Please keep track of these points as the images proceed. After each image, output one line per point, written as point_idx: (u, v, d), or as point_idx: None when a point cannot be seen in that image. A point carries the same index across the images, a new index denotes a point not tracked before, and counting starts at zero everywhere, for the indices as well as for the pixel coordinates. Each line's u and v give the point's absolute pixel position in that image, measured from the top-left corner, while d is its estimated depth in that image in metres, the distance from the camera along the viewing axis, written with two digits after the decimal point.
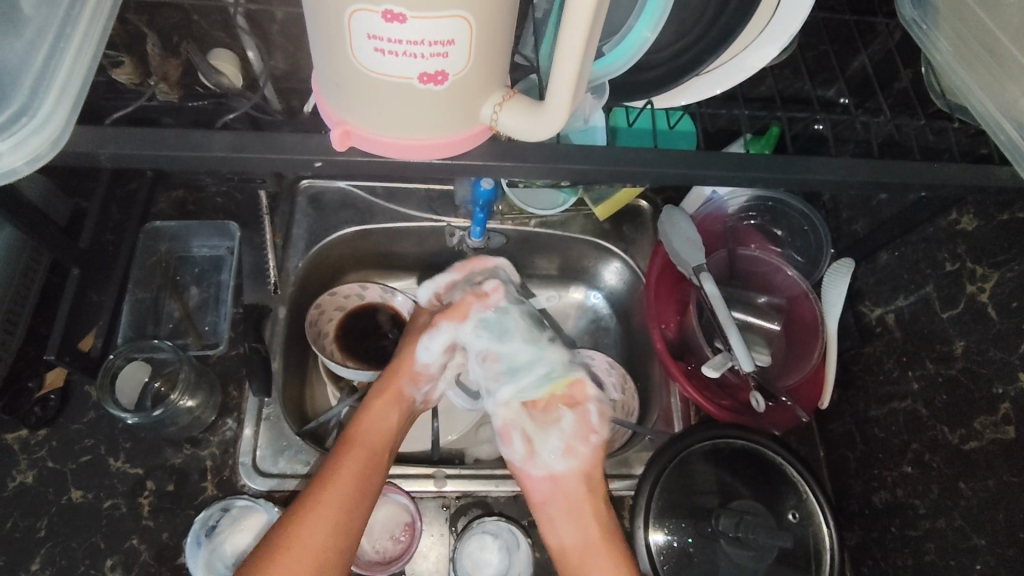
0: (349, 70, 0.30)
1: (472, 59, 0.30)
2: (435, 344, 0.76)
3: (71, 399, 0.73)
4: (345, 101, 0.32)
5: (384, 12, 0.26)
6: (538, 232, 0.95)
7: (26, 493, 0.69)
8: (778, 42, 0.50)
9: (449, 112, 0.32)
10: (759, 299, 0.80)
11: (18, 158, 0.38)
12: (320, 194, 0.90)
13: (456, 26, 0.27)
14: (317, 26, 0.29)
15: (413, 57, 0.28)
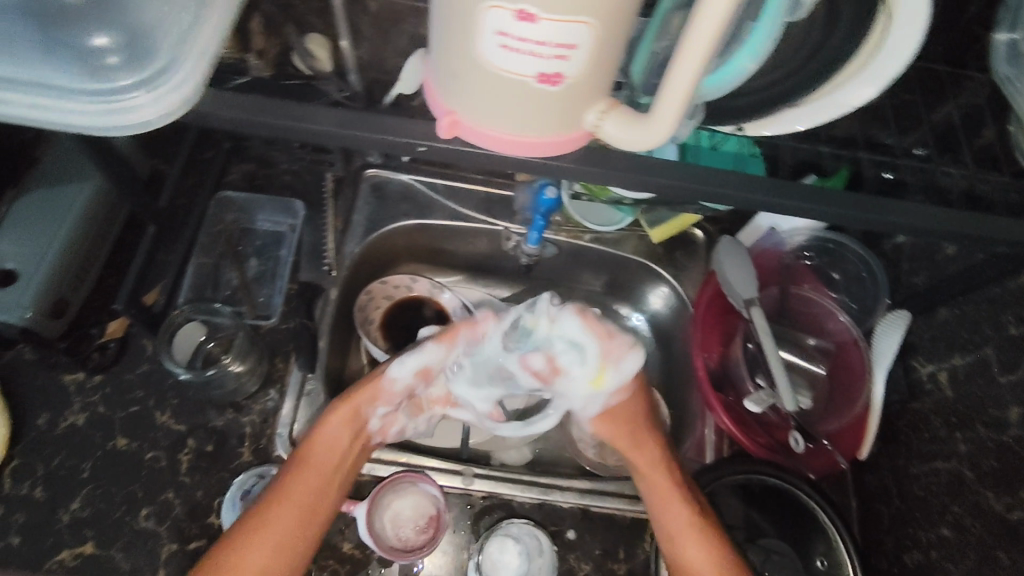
0: (470, 62, 0.31)
1: (589, 65, 0.31)
2: (410, 362, 0.72)
3: (128, 349, 0.76)
4: (456, 92, 0.34)
5: (517, 12, 0.28)
6: (591, 247, 0.95)
7: (76, 434, 0.72)
8: (877, 83, 0.50)
9: (555, 113, 0.34)
10: (807, 341, 0.80)
11: (154, 111, 0.41)
12: (384, 184, 0.92)
13: (582, 32, 0.28)
14: (447, 16, 0.30)
15: (536, 57, 0.29)
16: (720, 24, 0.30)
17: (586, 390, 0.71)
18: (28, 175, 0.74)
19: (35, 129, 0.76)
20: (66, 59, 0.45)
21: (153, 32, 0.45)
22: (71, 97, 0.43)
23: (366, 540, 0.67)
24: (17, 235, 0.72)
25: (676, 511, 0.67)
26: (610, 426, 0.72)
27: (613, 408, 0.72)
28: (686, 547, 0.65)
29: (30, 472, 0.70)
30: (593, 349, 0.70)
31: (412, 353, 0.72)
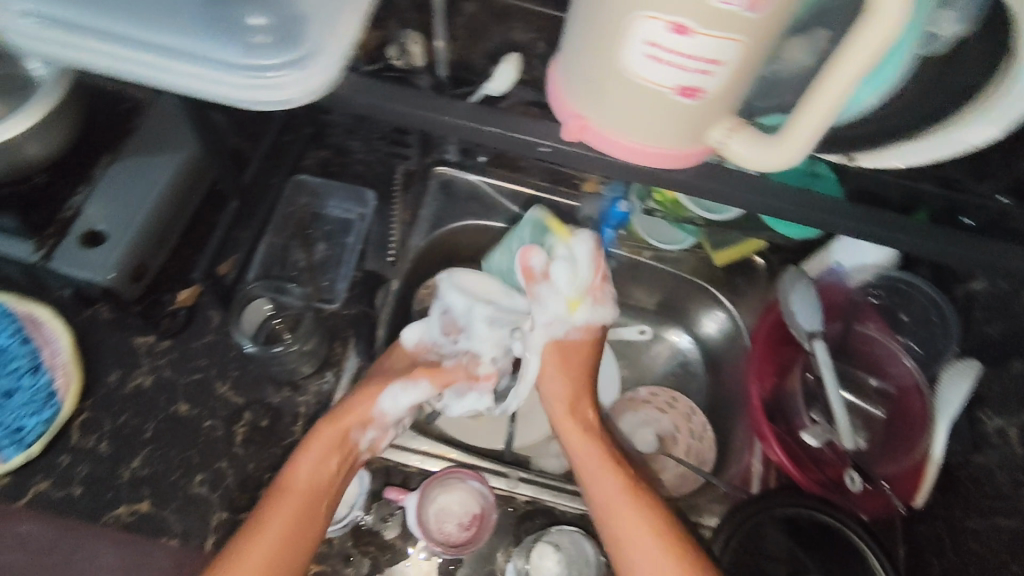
0: (611, 69, 0.33)
1: (727, 82, 0.32)
2: (404, 399, 0.73)
3: (196, 319, 0.79)
4: (587, 97, 0.36)
5: (673, 23, 0.29)
6: (651, 265, 0.95)
7: (142, 395, 0.75)
8: (1000, 125, 0.48)
9: (682, 126, 0.35)
10: (869, 381, 0.79)
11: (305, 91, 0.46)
12: (451, 182, 0.92)
13: (731, 48, 0.30)
14: (595, 23, 0.32)
15: (680, 69, 0.31)
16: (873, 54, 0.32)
17: (560, 309, 0.77)
18: (123, 142, 0.77)
19: (132, 100, 0.79)
20: (214, 29, 0.49)
21: (298, 15, 0.49)
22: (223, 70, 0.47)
23: (416, 531, 0.69)
24: (108, 198, 0.75)
25: (604, 480, 0.71)
26: (560, 355, 0.78)
27: (569, 337, 0.78)
28: (613, 518, 0.69)
29: (97, 426, 0.72)
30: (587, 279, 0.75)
31: (407, 392, 0.74)
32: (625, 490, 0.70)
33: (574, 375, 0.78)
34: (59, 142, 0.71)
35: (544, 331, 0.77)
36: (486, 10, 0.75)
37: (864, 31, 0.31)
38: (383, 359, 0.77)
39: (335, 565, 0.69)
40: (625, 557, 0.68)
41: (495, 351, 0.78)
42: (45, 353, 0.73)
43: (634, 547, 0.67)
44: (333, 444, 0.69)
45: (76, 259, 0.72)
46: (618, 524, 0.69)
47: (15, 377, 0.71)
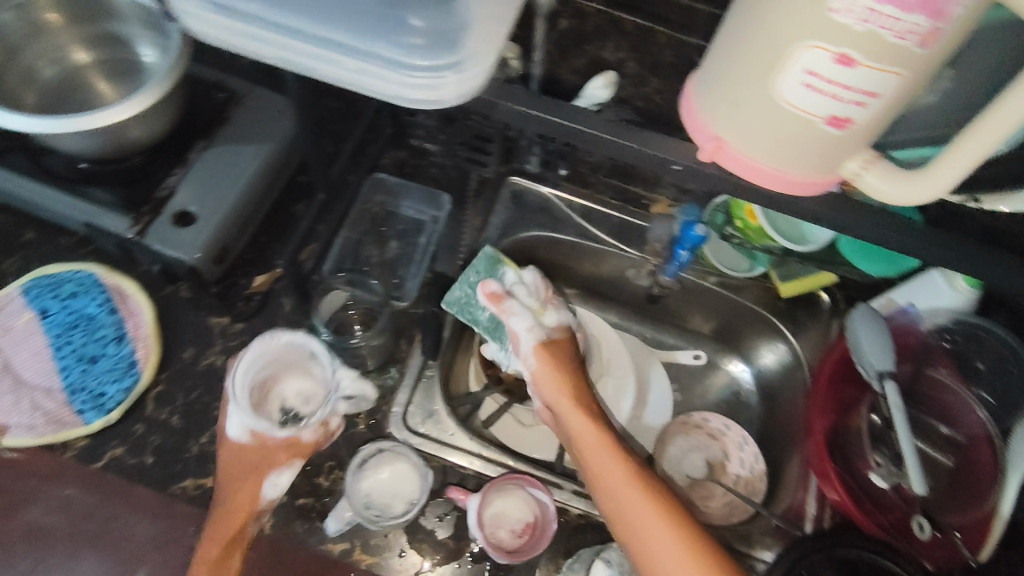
0: (762, 95, 0.34)
1: (875, 114, 0.34)
2: (282, 479, 0.69)
3: (269, 304, 0.81)
4: (727, 117, 0.37)
5: (837, 55, 0.31)
6: (714, 290, 0.94)
7: (214, 373, 0.77)
8: None
9: (820, 154, 0.37)
10: (939, 429, 0.77)
11: (453, 92, 0.46)
12: (524, 193, 0.93)
13: (891, 82, 0.31)
14: (751, 50, 0.34)
15: (836, 99, 0.33)
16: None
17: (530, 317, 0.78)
18: (218, 129, 0.81)
19: (228, 92, 0.83)
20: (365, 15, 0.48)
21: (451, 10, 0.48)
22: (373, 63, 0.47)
23: (476, 535, 0.68)
24: (199, 180, 0.78)
25: (630, 499, 0.66)
26: (551, 355, 0.76)
27: (550, 341, 0.77)
28: (644, 545, 0.63)
29: (170, 399, 0.75)
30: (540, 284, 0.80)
31: (277, 474, 0.69)
32: (652, 507, 0.65)
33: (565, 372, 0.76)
34: (165, 122, 0.75)
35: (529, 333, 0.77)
36: (578, 28, 0.76)
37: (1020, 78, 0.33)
38: (224, 471, 0.69)
39: (389, 559, 0.69)
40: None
41: (332, 401, 0.72)
42: (129, 324, 0.76)
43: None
44: (245, 502, 0.67)
45: (167, 237, 0.75)
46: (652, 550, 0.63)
47: (102, 345, 0.75)
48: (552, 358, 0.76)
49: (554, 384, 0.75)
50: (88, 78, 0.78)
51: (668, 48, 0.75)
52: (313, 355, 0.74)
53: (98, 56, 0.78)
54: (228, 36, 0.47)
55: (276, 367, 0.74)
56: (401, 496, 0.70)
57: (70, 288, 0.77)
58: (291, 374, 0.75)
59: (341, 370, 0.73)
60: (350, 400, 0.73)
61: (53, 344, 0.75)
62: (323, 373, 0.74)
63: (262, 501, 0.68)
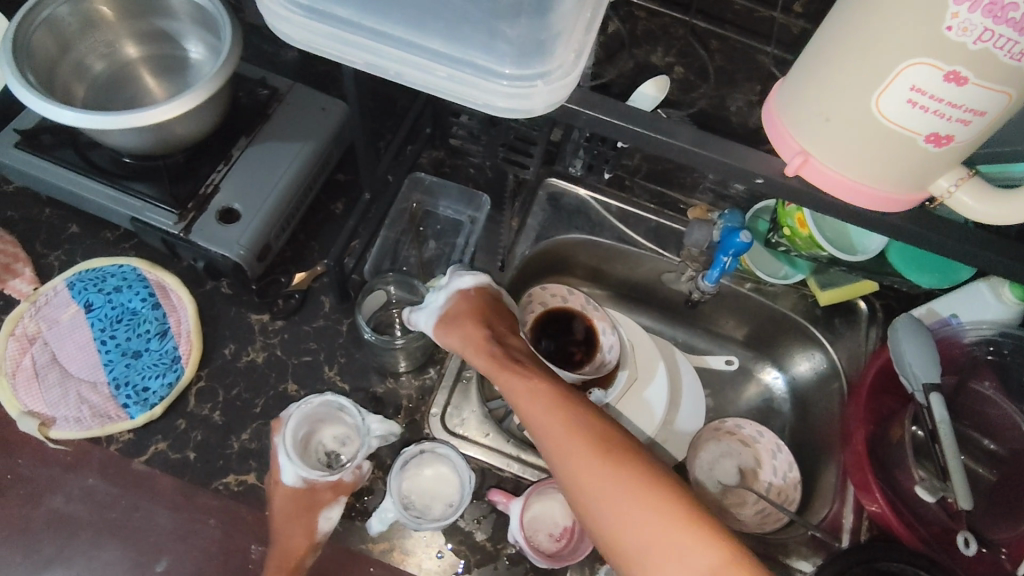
0: (861, 112, 0.34)
1: (975, 132, 0.33)
2: (336, 514, 0.69)
3: (309, 302, 0.81)
4: (819, 132, 0.37)
5: (949, 73, 0.30)
6: (750, 296, 0.93)
7: (254, 370, 0.77)
8: None
9: (915, 170, 0.36)
10: (985, 443, 0.76)
11: (542, 104, 0.46)
12: (560, 196, 0.93)
13: (1000, 99, 0.31)
14: (852, 67, 0.33)
15: (941, 117, 0.32)
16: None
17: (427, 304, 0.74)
18: (261, 127, 0.81)
19: (270, 89, 0.83)
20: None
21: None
22: (458, 67, 0.46)
23: (517, 539, 0.68)
24: (245, 178, 0.78)
25: (561, 439, 0.60)
26: (448, 324, 0.72)
27: (446, 309, 0.73)
28: (595, 496, 0.57)
29: (211, 395, 0.75)
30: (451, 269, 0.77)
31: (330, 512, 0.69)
32: (587, 444, 0.59)
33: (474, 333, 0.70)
34: (213, 119, 0.76)
35: (422, 321, 0.74)
36: (628, 30, 0.76)
37: None
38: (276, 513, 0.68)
39: (427, 560, 0.70)
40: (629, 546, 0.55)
41: (367, 443, 0.70)
42: (172, 320, 0.77)
43: (624, 516, 0.55)
44: (301, 538, 0.67)
45: (213, 234, 0.75)
46: (610, 502, 0.56)
47: (145, 340, 0.76)
48: (451, 333, 0.71)
49: (466, 348, 0.70)
50: (138, 73, 0.79)
51: (719, 54, 0.75)
52: (341, 404, 0.72)
53: (149, 51, 0.80)
54: (314, 39, 0.47)
55: (308, 422, 0.72)
56: (442, 497, 0.70)
57: (113, 283, 0.78)
58: (322, 423, 0.74)
59: (368, 413, 0.71)
60: (382, 440, 0.71)
61: (98, 338, 0.76)
62: (352, 418, 0.73)
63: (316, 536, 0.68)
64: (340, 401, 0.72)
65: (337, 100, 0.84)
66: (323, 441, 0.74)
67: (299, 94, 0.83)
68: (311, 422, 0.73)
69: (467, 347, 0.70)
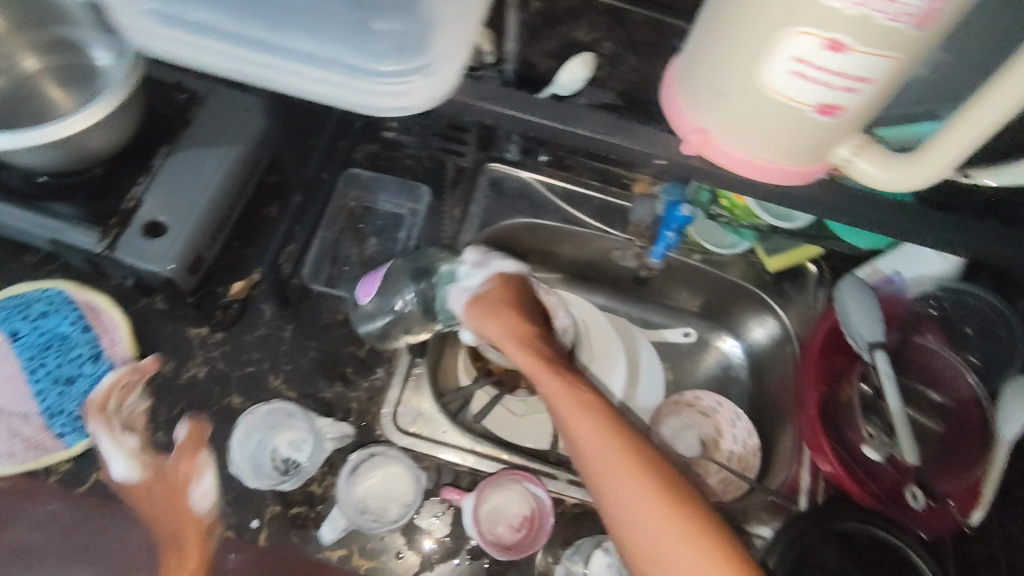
0: (749, 85, 0.34)
1: (865, 98, 0.33)
2: (207, 484, 0.70)
3: (249, 311, 0.79)
4: (710, 107, 0.37)
5: (828, 41, 0.30)
6: (700, 268, 0.93)
7: (196, 386, 0.75)
8: None
9: (809, 142, 0.36)
10: (929, 395, 0.78)
11: (422, 100, 0.47)
12: (502, 180, 0.91)
13: (881, 66, 0.31)
14: (736, 40, 0.33)
15: (827, 87, 0.32)
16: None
17: (464, 285, 0.72)
18: (181, 134, 0.77)
19: (188, 93, 0.80)
20: (331, 25, 0.50)
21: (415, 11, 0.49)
22: (350, 76, 0.48)
23: (472, 535, 0.68)
24: (168, 189, 0.75)
25: (596, 443, 0.59)
26: (484, 307, 0.70)
27: (482, 293, 0.70)
28: (622, 503, 0.56)
29: (154, 415, 0.73)
30: (478, 252, 0.74)
31: (194, 489, 0.69)
32: (622, 452, 0.58)
33: (513, 321, 0.68)
34: (127, 129, 0.72)
35: (455, 299, 0.72)
36: (548, 8, 0.75)
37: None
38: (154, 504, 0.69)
39: (387, 562, 0.69)
40: (643, 556, 0.54)
41: (315, 446, 0.72)
42: (105, 342, 0.75)
43: (648, 526, 0.55)
44: (189, 523, 0.68)
45: (139, 250, 0.72)
46: (631, 510, 0.56)
47: (77, 365, 0.73)
48: (486, 315, 0.69)
49: (503, 335, 0.68)
50: (42, 87, 0.75)
51: (643, 27, 0.72)
52: (291, 411, 0.73)
53: (49, 62, 0.75)
54: (204, 56, 0.48)
55: (260, 431, 0.72)
56: (397, 498, 0.70)
57: (39, 309, 0.75)
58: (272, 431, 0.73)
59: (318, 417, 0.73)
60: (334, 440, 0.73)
61: (27, 367, 0.73)
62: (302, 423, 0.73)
63: (172, 548, 0.68)
64: (290, 408, 0.73)
65: (260, 99, 0.81)
66: (275, 449, 0.72)
67: (218, 95, 0.80)
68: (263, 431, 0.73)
69: (501, 333, 0.68)
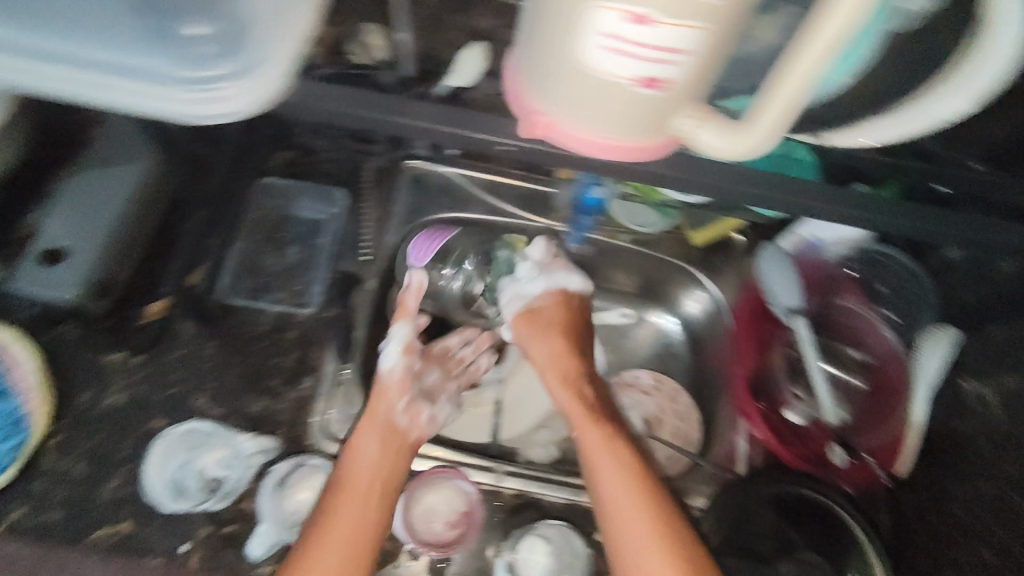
0: (572, 62, 0.35)
1: (685, 69, 0.34)
2: (394, 349, 0.79)
3: (167, 332, 0.77)
4: (553, 93, 0.38)
5: (628, 14, 0.31)
6: (629, 249, 0.92)
7: (115, 413, 0.72)
8: (971, 97, 0.49)
9: (647, 116, 0.37)
10: (849, 353, 0.81)
11: (248, 103, 0.46)
12: (423, 176, 0.91)
13: (687, 36, 0.32)
14: (555, 19, 0.34)
15: (639, 60, 0.33)
16: (840, 37, 0.32)
17: (525, 289, 0.86)
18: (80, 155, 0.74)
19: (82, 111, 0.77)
20: (136, 23, 0.47)
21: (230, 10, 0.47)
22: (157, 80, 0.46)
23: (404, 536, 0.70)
24: (71, 211, 0.72)
25: (604, 452, 0.72)
26: (530, 324, 0.84)
27: (535, 308, 0.85)
28: (617, 500, 0.68)
29: (74, 447, 0.70)
30: (539, 259, 0.88)
31: (388, 342, 0.79)
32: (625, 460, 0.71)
33: (559, 346, 0.83)
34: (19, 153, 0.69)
35: (513, 303, 0.86)
36: None
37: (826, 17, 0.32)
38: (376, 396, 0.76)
39: None
40: (623, 545, 0.66)
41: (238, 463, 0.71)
42: (13, 377, 0.70)
43: (633, 524, 0.66)
44: (397, 381, 0.78)
45: (41, 278, 0.70)
46: (624, 510, 0.67)
47: None
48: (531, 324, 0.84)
49: (551, 357, 0.82)
50: None
51: None
52: (211, 430, 0.72)
53: None
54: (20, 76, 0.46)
55: (181, 452, 0.70)
56: None
57: None
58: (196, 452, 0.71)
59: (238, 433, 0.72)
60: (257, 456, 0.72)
61: None
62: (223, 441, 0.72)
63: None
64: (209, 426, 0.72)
65: None
66: (204, 468, 0.70)
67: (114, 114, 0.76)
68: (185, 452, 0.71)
69: (551, 357, 0.82)
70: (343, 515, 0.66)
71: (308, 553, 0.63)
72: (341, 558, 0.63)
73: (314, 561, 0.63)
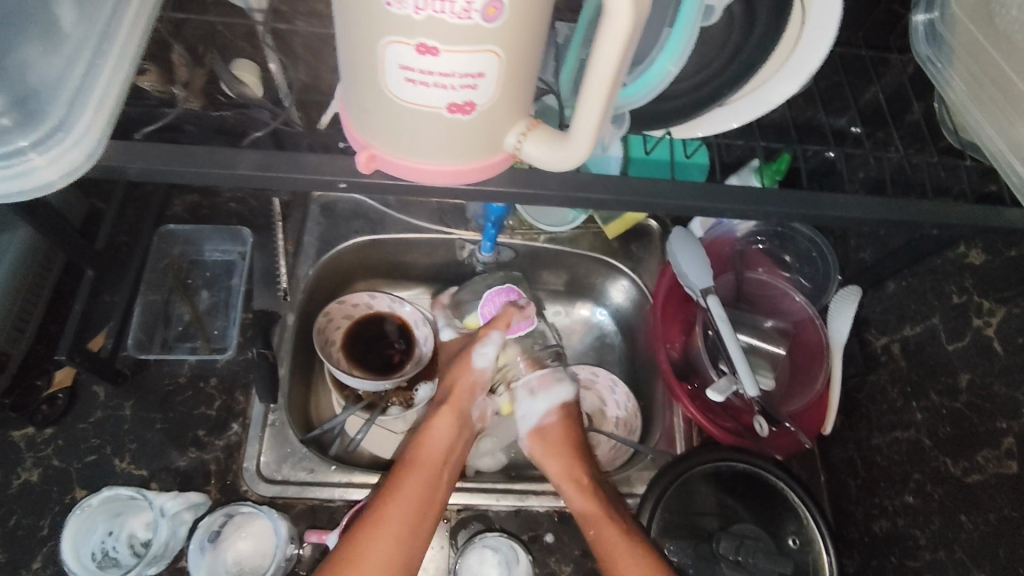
0: (380, 95, 0.34)
1: (493, 89, 0.34)
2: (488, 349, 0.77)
3: (79, 398, 0.75)
4: (375, 128, 0.37)
5: (417, 46, 0.31)
6: (547, 248, 0.92)
7: (31, 491, 0.70)
8: (795, 79, 0.53)
9: (473, 138, 0.37)
10: (765, 323, 0.79)
11: (55, 173, 0.39)
12: (333, 203, 0.90)
13: (486, 59, 0.31)
14: (352, 55, 0.33)
15: (443, 87, 0.32)
16: (631, 36, 0.32)
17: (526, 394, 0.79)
18: None
19: None
20: None
21: (32, 80, 0.41)
22: None
23: None
24: None
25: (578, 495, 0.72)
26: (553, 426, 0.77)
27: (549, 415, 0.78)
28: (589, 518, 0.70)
29: None
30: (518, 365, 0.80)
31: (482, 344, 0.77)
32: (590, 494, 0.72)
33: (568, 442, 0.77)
34: None
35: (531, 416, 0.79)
36: None
37: (610, 18, 0.31)
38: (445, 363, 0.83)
39: None
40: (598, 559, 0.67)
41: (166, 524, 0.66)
42: None
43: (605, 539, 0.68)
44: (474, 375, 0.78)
45: None
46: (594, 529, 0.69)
47: None
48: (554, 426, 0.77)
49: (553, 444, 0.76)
50: None
51: None
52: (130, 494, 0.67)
53: None
54: None
55: (103, 521, 0.67)
56: (267, 551, 0.69)
57: None
58: (122, 518, 0.68)
59: (158, 493, 0.67)
60: (183, 513, 0.68)
61: None
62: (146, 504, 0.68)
63: None
64: (127, 491, 0.67)
65: None
66: (133, 532, 0.68)
67: None
68: (108, 521, 0.68)
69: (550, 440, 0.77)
70: (412, 479, 0.68)
71: (372, 515, 0.65)
72: (409, 519, 0.66)
73: (384, 513, 0.65)
